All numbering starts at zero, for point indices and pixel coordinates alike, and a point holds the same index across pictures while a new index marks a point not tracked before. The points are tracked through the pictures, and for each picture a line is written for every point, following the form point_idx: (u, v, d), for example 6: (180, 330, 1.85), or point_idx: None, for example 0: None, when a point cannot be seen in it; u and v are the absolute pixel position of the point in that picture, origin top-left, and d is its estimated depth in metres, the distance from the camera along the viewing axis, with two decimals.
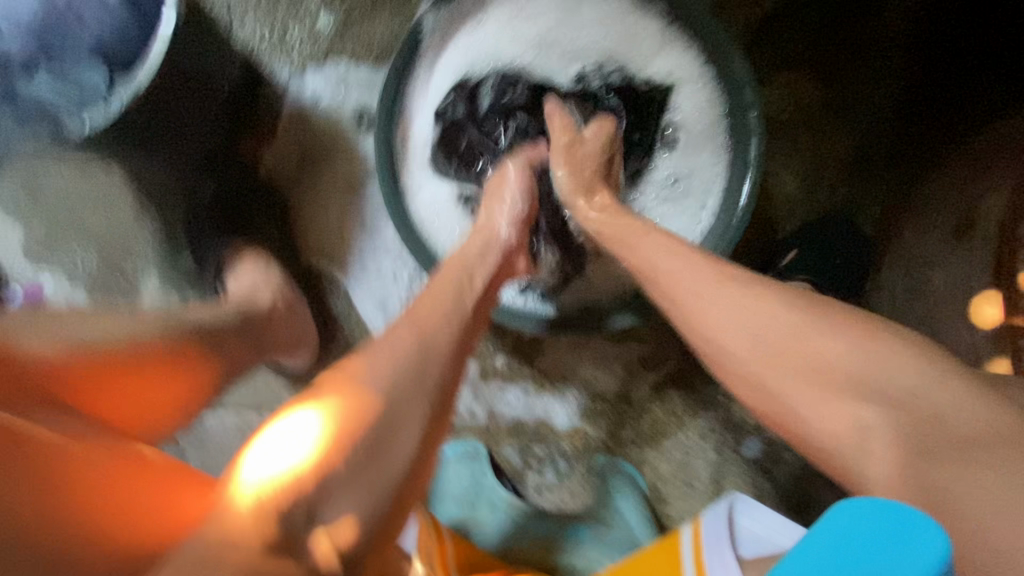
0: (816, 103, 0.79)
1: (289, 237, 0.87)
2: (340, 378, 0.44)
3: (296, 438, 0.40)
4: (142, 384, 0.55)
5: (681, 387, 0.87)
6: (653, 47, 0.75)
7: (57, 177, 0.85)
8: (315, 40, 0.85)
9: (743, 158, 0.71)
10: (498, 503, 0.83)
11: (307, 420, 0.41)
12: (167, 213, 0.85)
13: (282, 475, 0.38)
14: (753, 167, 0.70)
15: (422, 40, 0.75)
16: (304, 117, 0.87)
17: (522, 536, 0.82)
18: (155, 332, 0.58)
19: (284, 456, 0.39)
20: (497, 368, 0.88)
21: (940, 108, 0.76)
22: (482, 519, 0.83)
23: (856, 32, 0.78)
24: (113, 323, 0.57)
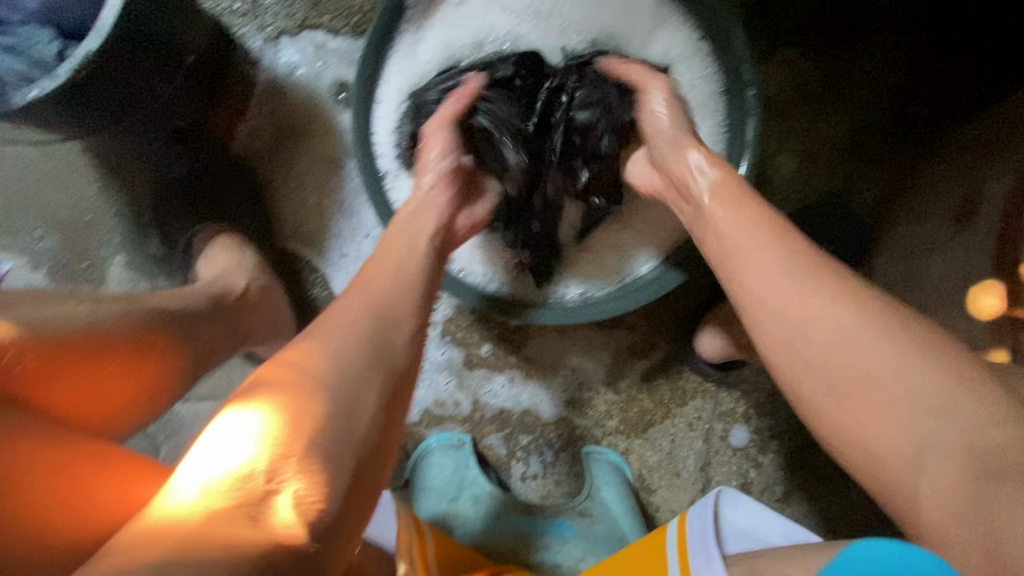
0: (814, 83, 0.85)
1: (262, 216, 0.81)
2: (284, 370, 0.39)
3: (232, 439, 0.34)
4: (97, 375, 0.49)
5: (669, 376, 0.86)
6: (649, 24, 0.72)
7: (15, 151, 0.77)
8: (291, 6, 0.80)
9: (740, 137, 0.69)
10: (480, 496, 0.77)
11: (245, 418, 0.36)
12: (132, 189, 0.78)
13: (220, 481, 0.32)
14: (749, 148, 0.68)
15: (406, 8, 0.70)
16: (277, 88, 0.81)
17: (501, 531, 0.75)
18: (109, 318, 0.52)
19: (221, 461, 0.33)
20: (483, 357, 0.85)
21: (931, 88, 0.83)
22: (462, 513, 0.76)
23: (851, 13, 0.84)
24: (63, 307, 0.51)
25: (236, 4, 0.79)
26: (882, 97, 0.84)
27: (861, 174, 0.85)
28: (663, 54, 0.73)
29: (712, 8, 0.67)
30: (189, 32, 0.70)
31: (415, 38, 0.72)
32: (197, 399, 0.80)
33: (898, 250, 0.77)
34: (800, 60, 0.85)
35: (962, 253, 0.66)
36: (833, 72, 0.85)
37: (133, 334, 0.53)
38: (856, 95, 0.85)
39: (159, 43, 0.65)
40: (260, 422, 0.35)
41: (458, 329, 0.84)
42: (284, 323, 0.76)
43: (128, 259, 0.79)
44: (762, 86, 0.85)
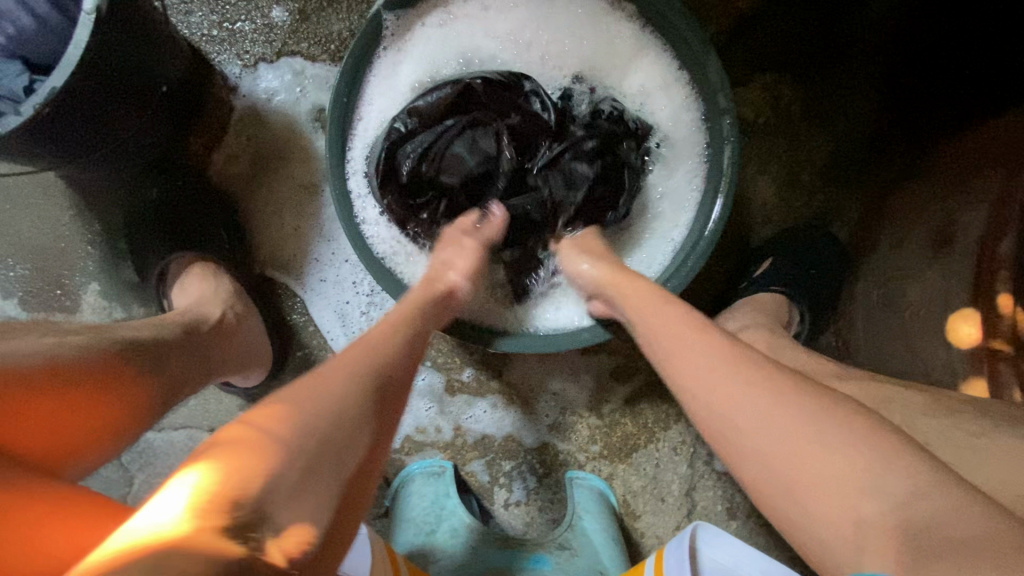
0: (792, 107, 0.86)
1: (239, 243, 0.80)
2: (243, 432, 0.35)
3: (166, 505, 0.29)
4: (55, 416, 0.48)
5: (653, 400, 0.86)
6: (630, 53, 0.72)
7: None
8: (270, 33, 0.79)
9: (717, 166, 0.69)
10: (459, 528, 0.75)
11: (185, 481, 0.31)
12: (107, 217, 0.77)
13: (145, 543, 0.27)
14: (726, 176, 0.68)
15: (383, 37, 0.70)
16: (256, 113, 0.80)
17: (481, 561, 0.72)
18: (71, 357, 0.51)
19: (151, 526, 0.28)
20: (464, 382, 0.84)
21: (911, 109, 0.83)
22: (440, 543, 0.74)
23: (829, 38, 0.84)
24: (22, 346, 0.50)
25: (214, 31, 0.79)
26: (861, 120, 0.85)
27: (840, 195, 0.87)
28: (641, 80, 0.73)
29: (688, 36, 0.67)
30: (163, 61, 0.69)
31: (392, 64, 0.71)
32: (172, 427, 0.79)
33: (877, 273, 0.77)
34: (778, 84, 0.85)
35: (941, 279, 0.66)
36: (811, 97, 0.85)
37: (97, 371, 0.53)
38: (834, 119, 0.86)
39: (131, 72, 0.64)
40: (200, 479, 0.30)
41: (439, 354, 0.83)
42: (260, 351, 0.75)
43: (102, 286, 0.78)
44: (741, 111, 0.86)
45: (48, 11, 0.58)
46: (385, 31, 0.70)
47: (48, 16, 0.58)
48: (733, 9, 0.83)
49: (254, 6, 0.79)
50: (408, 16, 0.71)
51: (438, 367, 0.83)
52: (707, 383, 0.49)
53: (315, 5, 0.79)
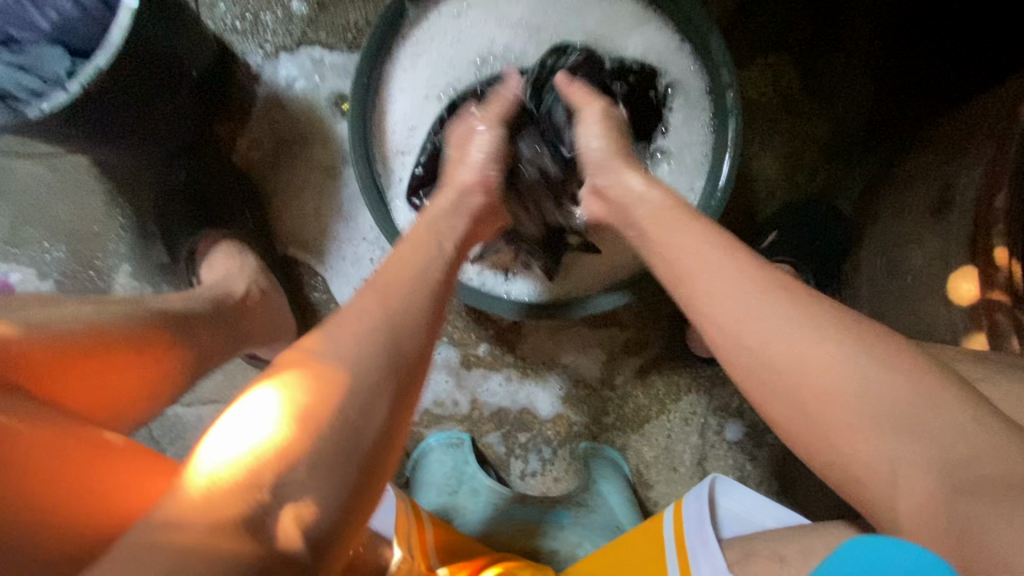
0: (795, 85, 0.88)
1: (263, 224, 0.84)
2: (297, 354, 0.39)
3: (255, 417, 0.34)
4: (102, 369, 0.50)
5: (664, 372, 0.88)
6: (632, 32, 0.75)
7: (25, 168, 0.80)
8: (289, 23, 0.83)
9: (723, 138, 0.72)
10: (480, 489, 0.77)
11: (268, 399, 0.35)
12: (138, 201, 0.81)
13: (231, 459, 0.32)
14: (732, 147, 0.71)
15: (402, 24, 0.74)
16: (277, 100, 0.84)
17: (503, 520, 0.75)
18: (113, 316, 0.53)
19: (243, 440, 0.33)
20: (480, 356, 0.86)
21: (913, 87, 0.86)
22: (463, 505, 0.76)
23: (831, 17, 0.87)
24: (69, 306, 0.53)
25: (237, 22, 0.83)
26: (861, 96, 0.88)
27: (844, 169, 0.89)
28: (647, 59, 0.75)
29: (689, 12, 0.70)
30: (192, 48, 0.73)
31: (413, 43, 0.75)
32: (200, 402, 0.82)
33: (879, 243, 0.80)
34: (779, 64, 0.88)
35: (942, 242, 0.68)
36: (813, 76, 0.88)
37: (142, 330, 0.55)
38: (834, 95, 0.88)
39: (164, 61, 0.69)
40: (281, 400, 0.35)
41: (455, 329, 0.86)
42: (283, 325, 0.78)
43: (134, 267, 0.82)
44: (744, 90, 0.88)
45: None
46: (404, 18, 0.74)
47: (91, 6, 0.62)
48: None
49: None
50: (426, 3, 0.74)
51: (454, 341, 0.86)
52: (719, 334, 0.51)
53: None
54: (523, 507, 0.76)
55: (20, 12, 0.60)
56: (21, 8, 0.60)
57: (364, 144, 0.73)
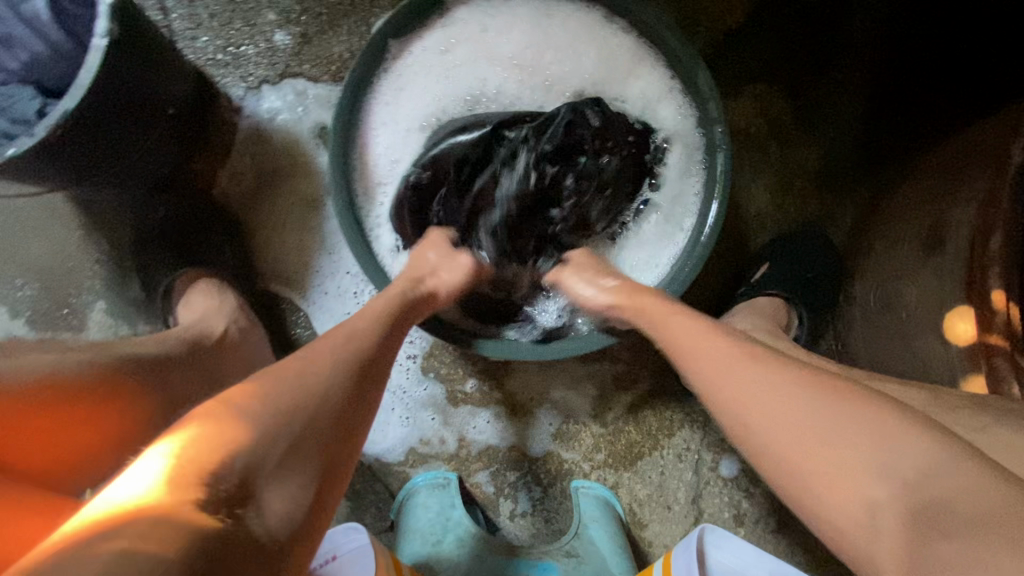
0: (785, 116, 0.88)
1: (244, 259, 0.82)
2: (212, 405, 0.37)
3: (143, 473, 0.32)
4: None
5: (656, 407, 0.86)
6: (627, 70, 0.73)
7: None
8: (272, 56, 0.82)
9: (712, 173, 0.71)
10: (464, 538, 0.75)
11: (159, 453, 0.34)
12: (115, 237, 0.79)
13: (111, 508, 0.30)
14: (721, 182, 0.69)
15: (386, 60, 0.73)
16: (259, 133, 0.82)
17: (485, 572, 0.73)
18: (75, 368, 0.51)
19: (128, 489, 0.31)
20: (468, 392, 0.84)
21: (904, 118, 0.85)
22: (447, 555, 0.74)
23: (820, 48, 0.87)
24: (31, 360, 0.51)
25: (219, 55, 0.82)
26: (851, 129, 0.87)
27: (835, 201, 0.88)
28: (637, 93, 0.74)
29: (677, 49, 0.69)
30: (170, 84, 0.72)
31: (398, 75, 0.74)
32: None
33: (872, 276, 0.79)
34: (768, 95, 0.87)
35: (937, 279, 0.66)
36: (802, 107, 0.87)
37: None
38: (824, 127, 0.88)
39: (140, 99, 0.67)
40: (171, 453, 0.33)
41: (441, 365, 0.83)
42: (263, 364, 0.75)
43: (109, 304, 0.79)
44: (734, 121, 0.88)
45: (60, 38, 0.60)
46: (388, 54, 0.73)
47: (61, 43, 0.60)
48: (720, 23, 0.86)
49: (257, 32, 0.82)
50: (412, 41, 0.73)
51: (440, 377, 0.83)
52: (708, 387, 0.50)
53: (315, 29, 0.82)
54: (509, 556, 0.73)
55: None
56: None
57: (346, 179, 0.71)
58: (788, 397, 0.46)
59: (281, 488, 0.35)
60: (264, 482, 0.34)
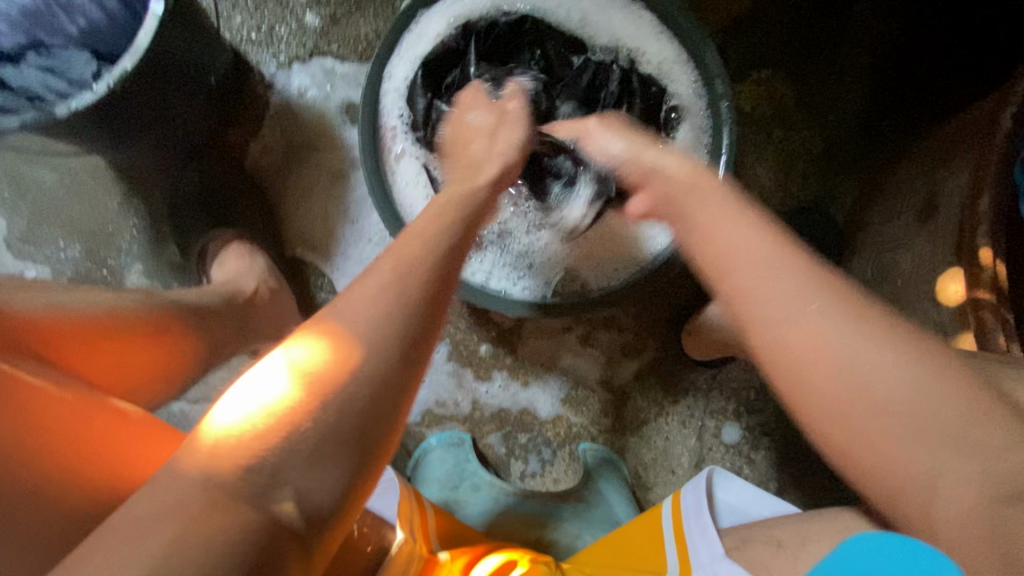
0: (787, 99, 0.92)
1: (273, 225, 0.86)
2: (321, 316, 0.38)
3: (273, 376, 0.35)
4: None
5: (661, 375, 0.90)
6: (644, 43, 0.77)
7: (45, 169, 0.82)
8: (302, 36, 0.87)
9: (717, 144, 0.75)
10: (482, 485, 0.79)
11: (278, 378, 0.35)
12: (153, 202, 0.83)
13: (257, 418, 0.33)
14: (726, 152, 0.73)
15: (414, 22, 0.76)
16: (289, 108, 0.87)
17: (503, 517, 0.76)
18: (130, 302, 0.55)
19: (249, 402, 0.34)
20: (482, 357, 0.88)
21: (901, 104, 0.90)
22: (465, 502, 0.78)
23: (823, 34, 0.91)
24: (91, 293, 0.54)
25: (253, 34, 0.87)
26: (852, 112, 0.91)
27: (835, 182, 0.92)
28: (655, 69, 0.77)
29: (688, 32, 0.74)
30: (211, 57, 0.77)
31: (425, 29, 0.76)
32: (206, 400, 0.83)
33: (869, 250, 0.82)
34: (773, 79, 0.92)
35: (932, 245, 0.70)
36: (804, 91, 0.92)
37: (155, 318, 0.56)
38: (826, 110, 0.92)
39: (183, 68, 0.72)
40: (286, 386, 0.34)
41: (457, 331, 0.87)
42: (291, 322, 0.79)
43: (145, 267, 0.84)
44: (739, 104, 0.92)
45: (117, 7, 0.65)
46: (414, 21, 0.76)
47: (117, 13, 0.65)
48: (727, 11, 0.91)
49: (289, 13, 0.86)
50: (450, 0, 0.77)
51: (457, 342, 0.87)
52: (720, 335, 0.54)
53: (344, 12, 0.87)
54: (524, 501, 0.77)
55: (50, 19, 0.64)
56: (53, 15, 0.63)
57: (372, 144, 0.76)
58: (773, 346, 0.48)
59: (313, 474, 0.32)
60: (295, 470, 0.32)
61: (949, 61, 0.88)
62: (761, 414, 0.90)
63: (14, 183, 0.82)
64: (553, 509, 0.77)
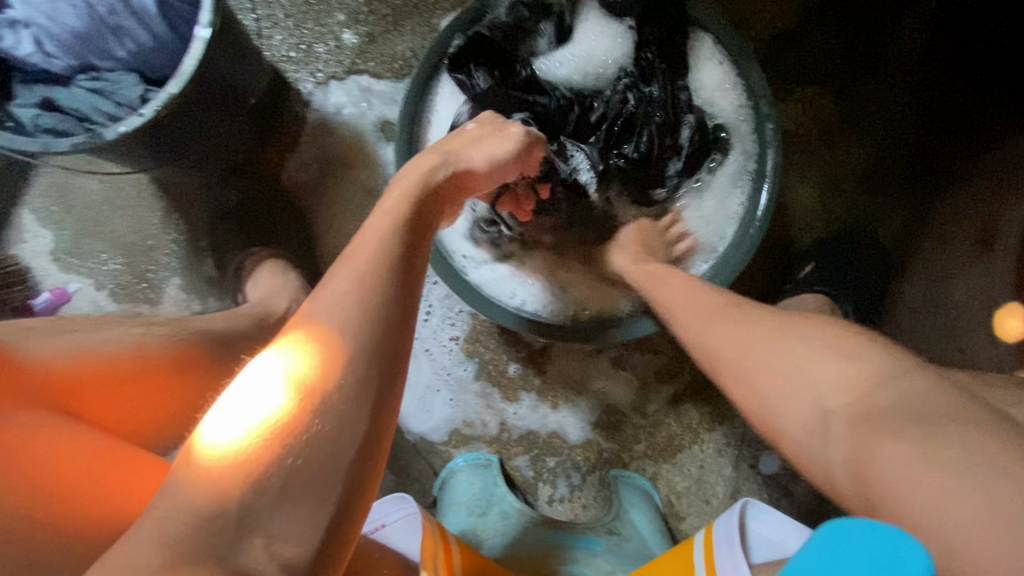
0: (833, 116, 0.89)
1: (306, 241, 0.87)
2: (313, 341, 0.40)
3: (269, 386, 0.38)
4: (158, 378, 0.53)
5: (695, 402, 0.87)
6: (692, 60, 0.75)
7: (91, 184, 0.85)
8: (340, 54, 0.88)
9: (761, 168, 0.72)
10: (509, 511, 0.78)
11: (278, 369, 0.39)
12: (191, 217, 0.85)
13: (251, 429, 0.36)
14: (770, 178, 0.71)
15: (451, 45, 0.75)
16: (326, 126, 0.88)
17: (527, 544, 0.74)
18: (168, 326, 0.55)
19: (247, 411, 0.37)
20: (512, 377, 0.86)
21: (957, 123, 0.85)
22: (490, 528, 0.76)
23: (872, 49, 0.88)
24: (115, 332, 0.54)
25: (291, 52, 0.88)
26: (902, 130, 0.87)
27: (884, 204, 0.88)
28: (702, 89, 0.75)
29: (734, 52, 0.72)
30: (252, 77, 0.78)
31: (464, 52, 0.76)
32: None
33: None
34: (818, 96, 0.89)
35: None
36: (851, 108, 0.88)
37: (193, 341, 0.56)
38: (874, 129, 0.88)
39: (224, 89, 0.73)
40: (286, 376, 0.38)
41: (486, 350, 0.86)
42: None
43: (183, 281, 0.85)
44: (782, 121, 0.89)
45: (164, 31, 0.66)
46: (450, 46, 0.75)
47: (164, 36, 0.66)
48: (771, 26, 0.88)
49: (328, 31, 0.87)
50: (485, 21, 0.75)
51: (486, 363, 0.86)
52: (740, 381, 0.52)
53: (381, 30, 0.87)
54: (554, 531, 0.75)
55: (99, 41, 0.65)
56: (102, 38, 0.64)
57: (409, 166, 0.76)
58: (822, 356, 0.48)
59: (292, 507, 0.35)
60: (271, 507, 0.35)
61: None
62: None
63: (61, 197, 0.85)
64: (585, 541, 0.75)
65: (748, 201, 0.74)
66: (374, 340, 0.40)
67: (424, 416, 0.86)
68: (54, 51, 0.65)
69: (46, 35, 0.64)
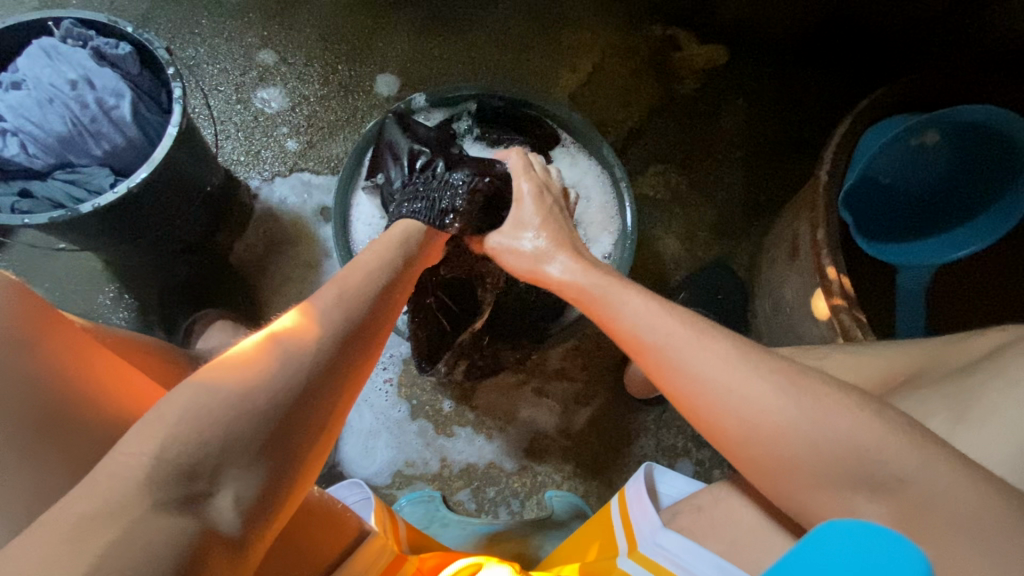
0: (682, 185, 1.12)
1: (253, 306, 0.99)
2: None
3: None
4: None
5: (612, 420, 0.98)
6: (566, 154, 0.94)
7: (50, 262, 0.96)
8: (284, 157, 1.06)
9: (624, 230, 0.90)
10: (450, 521, 0.84)
11: None
12: (144, 292, 0.96)
13: None
14: (631, 234, 0.88)
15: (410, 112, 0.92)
16: (271, 213, 1.03)
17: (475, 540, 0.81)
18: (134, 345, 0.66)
19: None
20: (446, 413, 0.95)
21: (771, 182, 1.12)
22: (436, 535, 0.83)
23: (704, 132, 1.14)
24: None
25: (242, 157, 1.05)
26: (731, 190, 1.12)
27: (732, 244, 1.10)
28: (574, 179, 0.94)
29: (588, 138, 0.92)
30: (210, 170, 0.92)
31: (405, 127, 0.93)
32: None
33: (764, 290, 0.99)
34: (666, 171, 1.12)
35: (799, 276, 0.87)
36: (693, 178, 1.12)
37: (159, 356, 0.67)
38: (714, 191, 1.12)
39: (186, 180, 0.86)
40: None
41: (422, 393, 0.95)
42: None
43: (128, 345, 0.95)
44: (642, 190, 1.11)
45: (136, 134, 0.80)
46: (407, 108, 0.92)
47: (135, 137, 0.80)
48: (625, 122, 1.13)
49: (273, 140, 1.06)
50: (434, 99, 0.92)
51: (422, 402, 0.95)
52: (755, 433, 0.46)
53: (318, 139, 1.07)
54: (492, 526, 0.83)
55: (80, 143, 0.78)
56: (82, 139, 0.78)
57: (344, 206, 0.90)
58: (753, 363, 0.48)
59: None
60: None
61: (804, 147, 1.13)
62: (708, 447, 0.98)
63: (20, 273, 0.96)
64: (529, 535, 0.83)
65: (614, 253, 0.90)
66: (346, 338, 0.47)
67: (367, 462, 0.93)
68: (40, 154, 0.78)
69: (34, 141, 0.78)
